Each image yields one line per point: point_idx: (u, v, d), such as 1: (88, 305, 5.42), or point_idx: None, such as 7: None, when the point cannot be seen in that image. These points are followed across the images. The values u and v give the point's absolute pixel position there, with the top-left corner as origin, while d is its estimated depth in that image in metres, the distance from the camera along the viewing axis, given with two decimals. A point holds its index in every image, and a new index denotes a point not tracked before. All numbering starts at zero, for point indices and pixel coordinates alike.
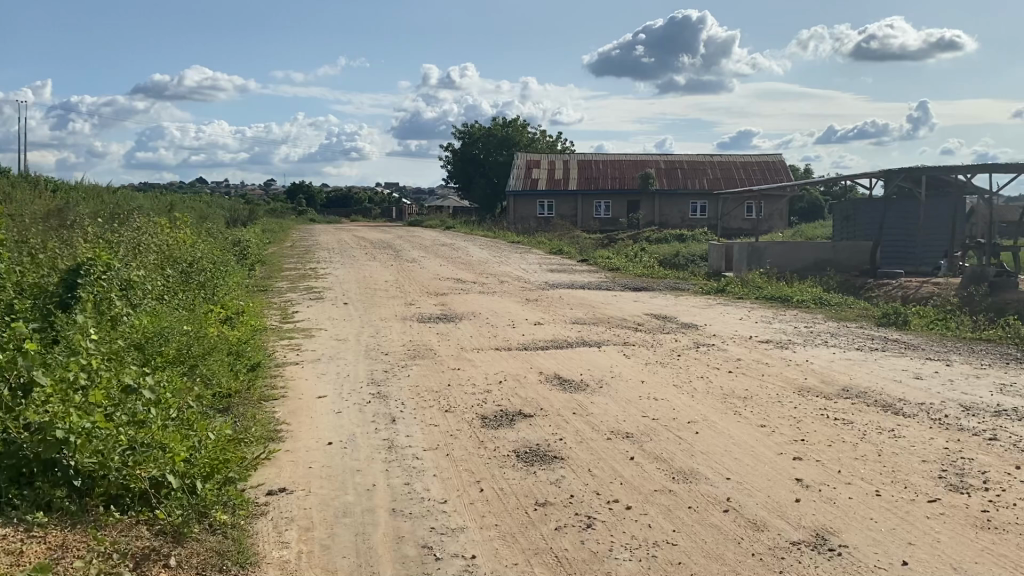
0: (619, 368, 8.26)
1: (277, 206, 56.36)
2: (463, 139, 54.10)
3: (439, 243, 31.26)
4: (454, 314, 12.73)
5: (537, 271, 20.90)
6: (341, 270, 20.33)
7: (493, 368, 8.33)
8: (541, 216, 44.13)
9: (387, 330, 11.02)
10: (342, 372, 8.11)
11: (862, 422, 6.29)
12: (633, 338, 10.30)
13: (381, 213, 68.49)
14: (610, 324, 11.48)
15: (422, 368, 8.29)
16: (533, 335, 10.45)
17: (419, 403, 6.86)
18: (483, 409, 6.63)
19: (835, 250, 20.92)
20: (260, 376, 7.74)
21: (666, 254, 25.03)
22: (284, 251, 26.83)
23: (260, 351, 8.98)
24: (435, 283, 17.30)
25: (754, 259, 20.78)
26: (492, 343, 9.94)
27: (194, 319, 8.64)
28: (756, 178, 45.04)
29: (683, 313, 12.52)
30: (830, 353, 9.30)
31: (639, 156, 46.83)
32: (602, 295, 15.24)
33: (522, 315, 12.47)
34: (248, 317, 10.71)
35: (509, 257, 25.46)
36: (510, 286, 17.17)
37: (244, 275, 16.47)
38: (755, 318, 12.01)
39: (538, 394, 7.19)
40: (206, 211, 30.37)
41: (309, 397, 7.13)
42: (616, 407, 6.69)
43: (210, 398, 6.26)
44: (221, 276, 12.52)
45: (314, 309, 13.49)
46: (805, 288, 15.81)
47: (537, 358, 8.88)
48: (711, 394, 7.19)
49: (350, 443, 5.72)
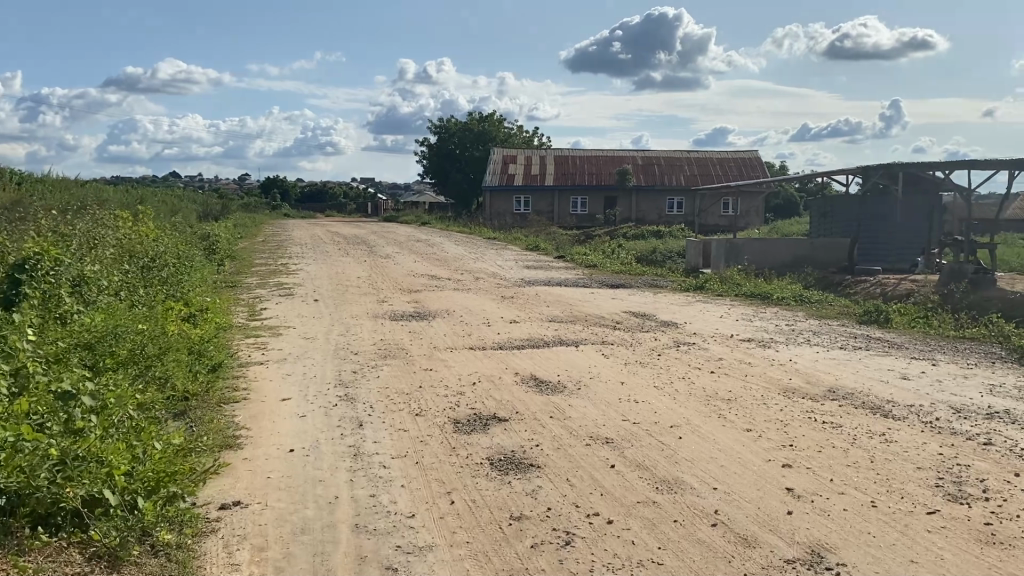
0: (598, 368, 7.95)
1: (251, 201, 55.61)
2: (439, 134, 53.62)
3: (415, 238, 30.86)
4: (427, 312, 12.37)
5: (514, 267, 20.58)
6: (313, 265, 19.88)
7: (467, 369, 7.99)
8: (518, 211, 43.81)
9: (357, 328, 10.65)
10: (308, 372, 7.73)
11: (851, 425, 6.02)
12: (611, 336, 10.00)
13: (356, 208, 67.91)
14: (588, 322, 11.16)
15: (392, 368, 7.94)
16: (509, 333, 10.14)
17: (388, 406, 6.51)
18: (456, 413, 6.29)
19: (813, 247, 20.78)
20: (220, 377, 7.34)
21: (643, 251, 24.81)
22: (256, 245, 26.31)
23: (223, 351, 8.59)
24: (409, 280, 16.92)
25: (731, 256, 20.57)
26: (466, 341, 9.59)
27: (152, 317, 8.22)
28: (732, 175, 45.02)
29: (662, 311, 12.25)
30: (813, 352, 9.05)
31: (616, 153, 46.63)
32: (579, 292, 14.95)
33: (497, 313, 12.13)
34: (212, 314, 10.28)
35: (485, 253, 25.11)
36: (486, 283, 16.83)
37: (211, 271, 16.00)
38: (736, 316, 11.75)
39: (513, 396, 6.87)
40: (176, 204, 29.75)
41: (271, 399, 6.75)
42: (596, 411, 6.37)
43: (161, 403, 5.86)
44: (185, 272, 12.07)
45: (283, 306, 13.07)
46: (785, 285, 15.62)
47: (512, 358, 8.55)
48: (694, 395, 6.90)
49: (313, 450, 5.36)
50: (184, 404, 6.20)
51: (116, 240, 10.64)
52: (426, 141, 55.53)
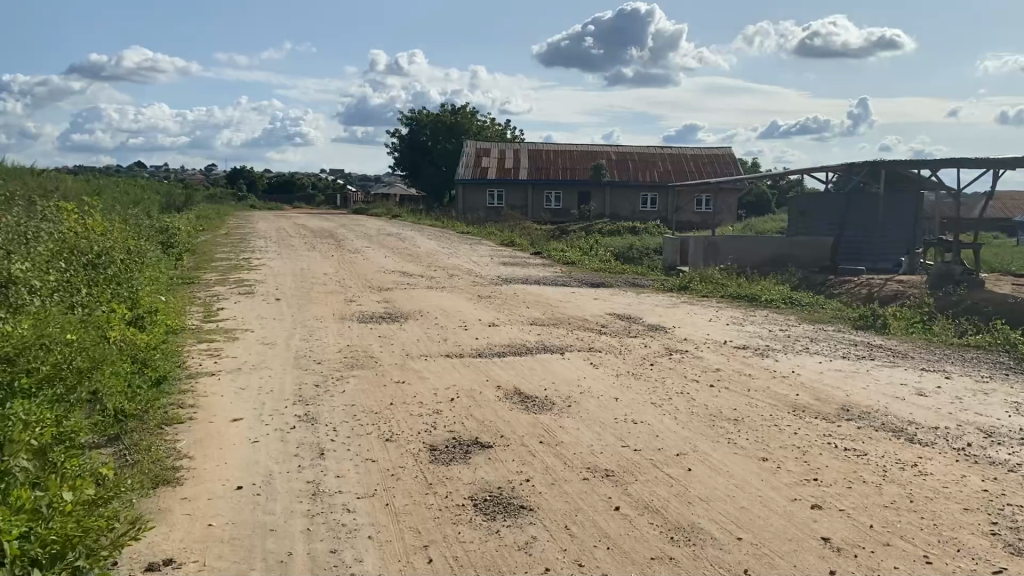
0: (588, 380, 7.23)
1: (217, 192, 54.26)
2: (411, 126, 52.63)
3: (385, 232, 29.98)
4: (399, 313, 11.56)
5: (488, 264, 19.80)
6: (278, 261, 18.96)
7: (444, 381, 7.23)
8: (491, 206, 43.04)
9: (323, 332, 9.82)
10: (264, 387, 6.93)
11: (877, 454, 5.35)
12: (598, 342, 9.28)
13: (326, 201, 66.85)
14: (571, 326, 10.43)
15: (360, 382, 7.17)
16: (487, 339, 9.40)
17: (354, 430, 5.73)
18: (431, 439, 5.54)
19: (794, 245, 20.18)
20: (163, 395, 6.50)
21: (620, 248, 24.18)
22: (218, 239, 25.33)
23: (170, 361, 7.76)
24: (379, 277, 16.11)
25: (710, 254, 20.04)
26: (440, 348, 8.82)
27: (89, 321, 7.37)
28: (706, 171, 44.63)
29: (648, 313, 11.56)
30: (817, 362, 8.39)
31: (589, 147, 46.03)
32: (558, 292, 14.23)
33: (474, 314, 11.36)
34: (163, 319, 9.43)
35: (458, 248, 24.34)
36: (460, 281, 16.06)
37: (167, 268, 15.06)
38: (726, 319, 11.09)
39: (496, 416, 6.12)
40: (137, 194, 28.63)
41: (220, 420, 5.95)
42: (590, 434, 5.64)
43: (87, 431, 5.04)
44: (135, 270, 11.16)
45: (243, 306, 12.19)
46: (771, 286, 15.04)
47: (492, 369, 7.80)
48: (697, 414, 6.21)
49: (265, 490, 4.59)
50: (108, 438, 5.35)
51: (57, 234, 9.74)
52: (397, 133, 54.58)
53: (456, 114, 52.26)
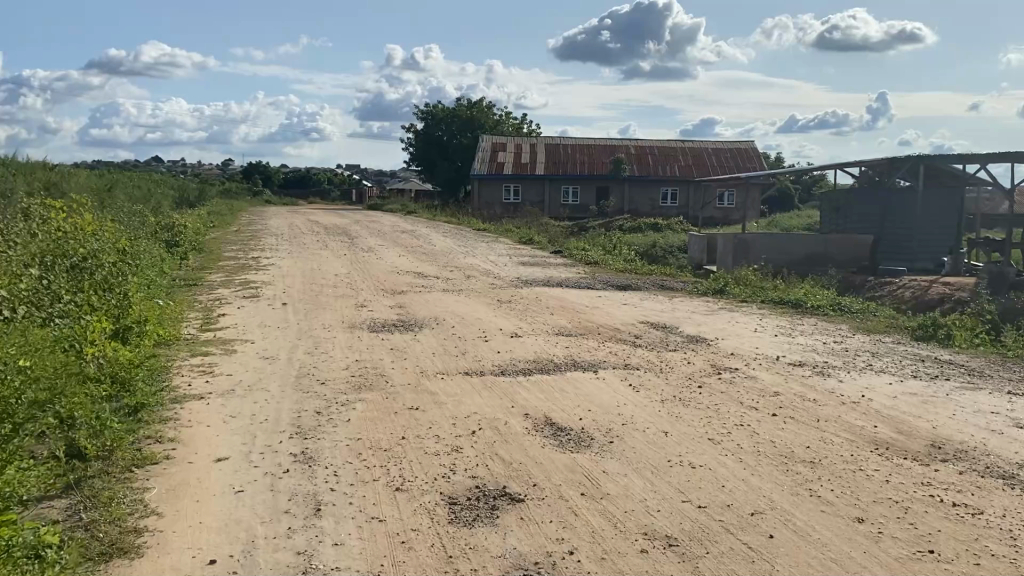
0: (629, 408, 6.26)
1: (231, 186, 53.64)
2: (425, 120, 51.74)
3: (399, 229, 29.15)
4: (412, 321, 10.65)
5: (506, 263, 18.88)
6: (288, 260, 18.13)
7: (463, 408, 6.28)
8: (507, 201, 42.12)
9: (329, 344, 8.90)
10: (258, 415, 6.01)
11: (996, 512, 4.37)
12: (633, 358, 8.31)
13: (341, 197, 66.37)
14: (602, 336, 9.48)
15: (368, 408, 6.22)
16: (510, 352, 8.46)
17: (359, 474, 4.80)
18: (451, 488, 4.60)
19: (827, 242, 19.06)
20: (135, 427, 5.60)
21: (643, 246, 23.19)
22: (228, 235, 24.54)
23: (153, 384, 6.86)
24: (393, 279, 15.20)
25: (739, 253, 18.96)
26: (458, 364, 7.88)
27: (58, 339, 6.49)
28: (728, 166, 43.45)
29: (685, 322, 10.58)
30: (887, 384, 7.37)
31: (608, 141, 44.99)
32: (584, 296, 13.26)
33: (494, 322, 10.43)
34: (151, 331, 8.57)
35: (475, 246, 23.43)
36: (479, 283, 15.12)
37: (169, 269, 14.25)
38: (772, 329, 10.08)
39: (527, 456, 5.16)
40: (148, 188, 27.96)
41: (200, 460, 5.05)
42: (642, 482, 4.70)
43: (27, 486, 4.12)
44: (128, 272, 10.31)
45: (246, 311, 11.32)
46: (814, 290, 14.00)
47: (517, 391, 6.84)
48: (765, 457, 5.25)
49: (244, 566, 3.68)
50: (59, 492, 4.45)
51: (37, 233, 8.88)
52: (412, 127, 53.75)
53: (471, 108, 51.37)
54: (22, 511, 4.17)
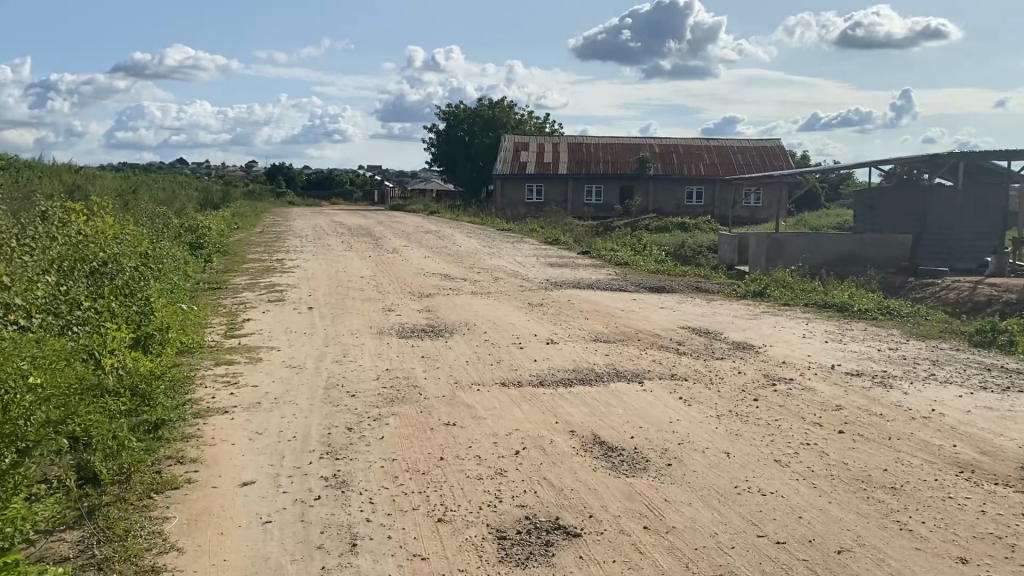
0: (683, 424, 5.79)
1: (254, 188, 53.65)
2: (447, 120, 51.43)
3: (423, 230, 28.78)
4: (442, 326, 10.24)
5: (534, 265, 18.45)
6: (313, 262, 17.81)
7: (504, 423, 5.83)
8: (530, 201, 41.69)
9: (357, 351, 8.49)
10: (286, 432, 5.60)
11: None
12: (680, 367, 7.83)
13: (363, 197, 66.30)
14: (643, 343, 9.00)
15: (402, 425, 5.78)
16: (548, 360, 8.01)
17: (396, 502, 4.37)
18: (499, 519, 4.16)
19: (864, 243, 18.43)
20: (155, 446, 5.20)
21: (672, 246, 22.66)
22: (252, 237, 24.31)
23: (175, 397, 6.48)
24: (419, 282, 14.81)
25: (773, 252, 18.34)
26: (494, 374, 7.44)
27: (74, 351, 6.12)
28: (755, 164, 42.74)
29: (728, 327, 10.08)
30: (957, 396, 6.84)
31: (632, 139, 44.44)
32: (619, 299, 12.80)
33: (528, 328, 9.99)
34: (173, 339, 8.19)
35: (501, 247, 23.02)
36: (508, 285, 14.68)
37: (192, 272, 13.94)
38: (821, 336, 9.58)
39: (579, 480, 4.71)
40: (172, 189, 27.81)
41: (224, 486, 4.64)
42: (711, 514, 4.24)
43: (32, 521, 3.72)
44: (151, 276, 9.99)
45: (270, 316, 10.97)
46: (858, 292, 13.43)
47: (559, 405, 6.37)
48: (841, 483, 4.77)
49: None
50: (70, 523, 4.05)
51: (57, 235, 8.56)
52: (434, 127, 53.46)
53: (494, 108, 50.98)
54: (29, 546, 3.77)
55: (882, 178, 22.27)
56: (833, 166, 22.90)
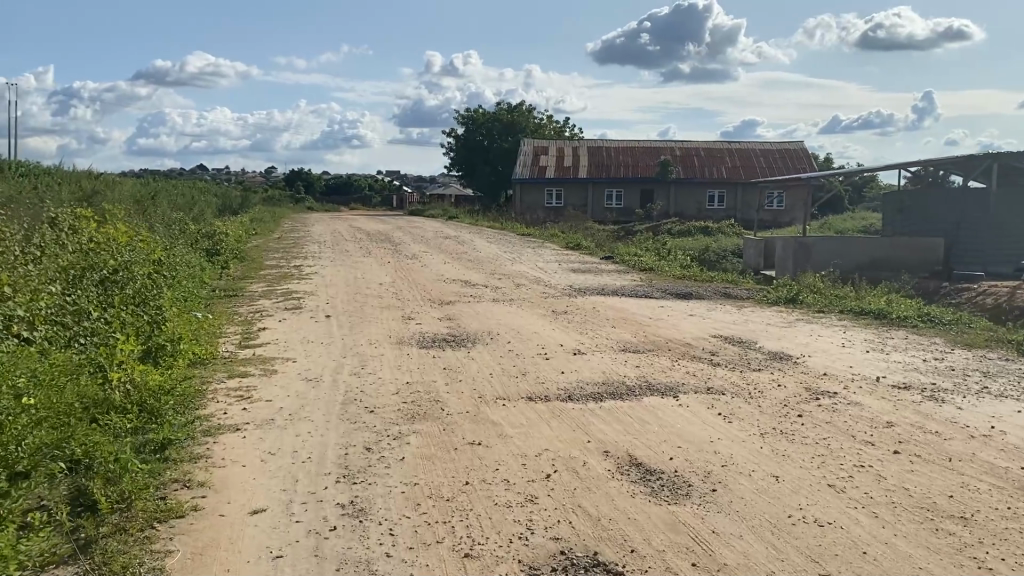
0: (726, 445, 5.39)
1: (274, 193, 53.61)
2: (465, 125, 51.16)
3: (442, 235, 28.44)
4: (464, 335, 9.89)
5: (557, 270, 18.08)
6: (331, 268, 17.52)
7: (533, 442, 5.44)
8: (549, 206, 41.34)
9: (376, 363, 8.14)
10: (300, 452, 5.25)
11: None
12: (715, 380, 7.42)
13: (382, 202, 66.28)
14: (674, 353, 8.59)
15: (424, 444, 5.42)
16: (576, 372, 7.63)
17: (419, 534, 4.01)
18: (532, 555, 3.78)
19: (894, 248, 17.91)
20: (161, 469, 4.87)
21: (696, 250, 22.22)
22: (270, 243, 24.09)
23: (185, 414, 6.16)
24: (439, 289, 14.48)
25: (800, 257, 17.86)
26: (519, 387, 7.07)
27: (78, 367, 5.84)
28: (777, 167, 42.14)
29: (762, 337, 9.67)
30: (1015, 412, 6.39)
31: (653, 143, 43.96)
32: (646, 306, 12.39)
33: (553, 337, 9.61)
34: (186, 350, 7.88)
35: (521, 253, 22.69)
36: (530, 292, 14.30)
37: (208, 279, 13.69)
38: (861, 346, 9.15)
39: (617, 509, 4.33)
40: (191, 195, 27.67)
41: (233, 514, 4.29)
42: (765, 549, 3.84)
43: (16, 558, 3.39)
44: (164, 283, 9.73)
45: (287, 325, 10.66)
46: (894, 298, 12.96)
47: (591, 421, 5.98)
48: (905, 510, 4.35)
49: None
50: (61, 559, 3.70)
51: (67, 243, 8.31)
52: (453, 131, 53.22)
53: (512, 111, 50.68)
54: None
55: (908, 180, 21.69)
56: (856, 169, 22.32)
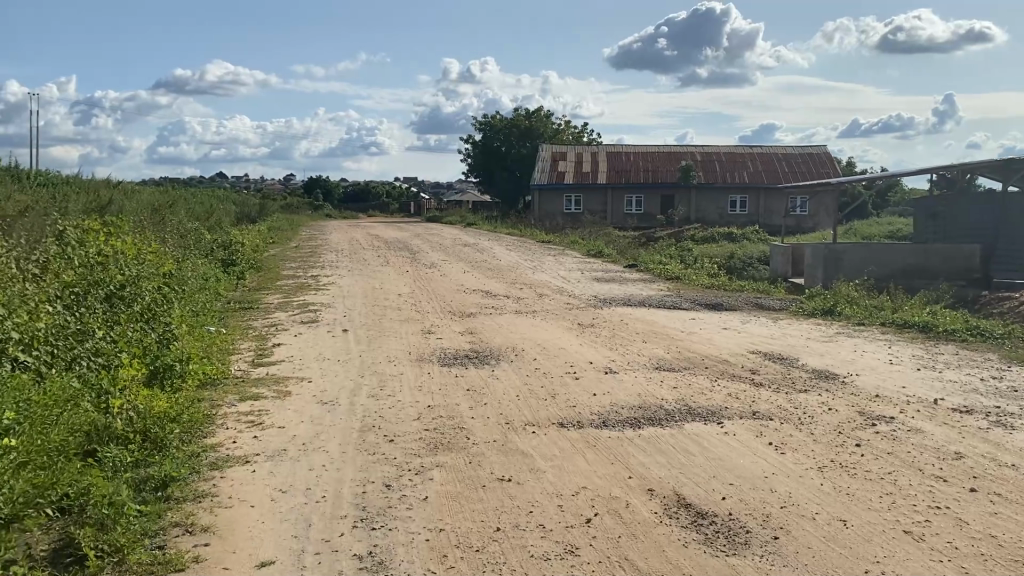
0: (782, 483, 4.88)
1: (292, 201, 53.46)
2: (484, 131, 50.78)
3: (461, 243, 28.04)
4: (488, 351, 9.41)
5: (580, 279, 17.58)
6: (349, 278, 17.10)
7: (569, 479, 4.95)
8: (568, 212, 40.89)
9: (395, 383, 7.67)
10: (314, 491, 4.79)
11: None
12: (760, 403, 6.88)
13: (400, 209, 66.09)
14: (712, 372, 8.06)
15: (448, 480, 4.94)
16: (611, 395, 7.12)
17: None
18: None
19: (928, 252, 17.19)
20: (162, 511, 4.42)
21: (722, 257, 21.65)
22: (287, 253, 23.74)
23: (192, 444, 5.70)
24: (460, 300, 14.02)
25: (831, 267, 17.22)
26: (549, 412, 6.58)
27: (76, 394, 5.40)
28: (801, 172, 41.39)
29: (803, 353, 9.12)
30: None
31: (673, 148, 43.37)
32: (676, 318, 11.87)
33: (582, 354, 9.11)
34: (195, 371, 7.44)
35: (542, 261, 22.21)
36: (553, 303, 13.82)
37: (223, 291, 13.32)
38: (911, 363, 8.58)
39: (668, 563, 3.83)
40: (209, 203, 27.41)
41: (238, 566, 3.83)
42: None
43: None
44: (175, 298, 9.31)
45: (303, 340, 10.23)
46: (937, 309, 12.34)
47: (630, 453, 5.47)
48: (997, 565, 3.82)
49: None
50: None
51: (72, 257, 7.91)
52: (471, 138, 52.89)
53: (531, 117, 50.27)
54: None
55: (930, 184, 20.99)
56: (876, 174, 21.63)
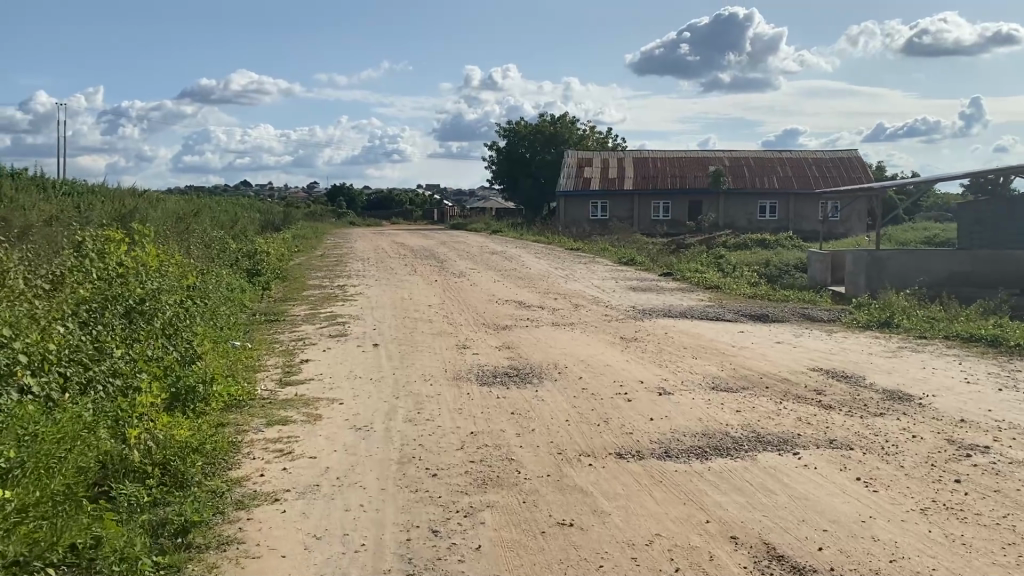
0: (885, 530, 4.26)
1: (316, 209, 53.27)
2: (508, 137, 50.26)
3: (488, 251, 27.50)
4: (528, 368, 8.83)
5: (615, 289, 16.96)
6: (376, 288, 16.60)
7: (639, 524, 4.36)
8: (594, 218, 40.23)
9: (432, 406, 7.11)
10: (353, 537, 4.24)
11: None
12: (835, 430, 6.24)
13: (423, 216, 65.79)
14: (775, 393, 7.42)
15: (501, 525, 4.36)
16: (670, 420, 6.50)
17: None
18: None
19: (974, 259, 16.52)
20: (182, 563, 3.89)
21: (759, 265, 20.90)
22: (313, 261, 23.29)
23: (216, 477, 5.17)
24: (494, 311, 13.45)
25: (873, 272, 16.23)
26: (605, 440, 5.98)
27: (91, 424, 4.89)
28: (832, 176, 40.46)
29: (869, 370, 8.45)
30: None
31: (701, 152, 42.64)
32: (723, 331, 11.22)
33: (630, 372, 8.50)
34: (219, 392, 6.94)
35: (573, 269, 21.59)
36: (591, 314, 13.21)
37: (248, 302, 12.85)
38: (991, 383, 7.88)
39: None
40: (233, 211, 27.07)
41: None
42: None
43: None
44: (199, 312, 8.83)
45: (332, 355, 9.71)
46: (1001, 321, 11.59)
47: (704, 491, 4.87)
48: None
49: None
50: None
51: (90, 269, 7.42)
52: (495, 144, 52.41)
53: (556, 122, 49.68)
54: None
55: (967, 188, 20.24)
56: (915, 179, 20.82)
